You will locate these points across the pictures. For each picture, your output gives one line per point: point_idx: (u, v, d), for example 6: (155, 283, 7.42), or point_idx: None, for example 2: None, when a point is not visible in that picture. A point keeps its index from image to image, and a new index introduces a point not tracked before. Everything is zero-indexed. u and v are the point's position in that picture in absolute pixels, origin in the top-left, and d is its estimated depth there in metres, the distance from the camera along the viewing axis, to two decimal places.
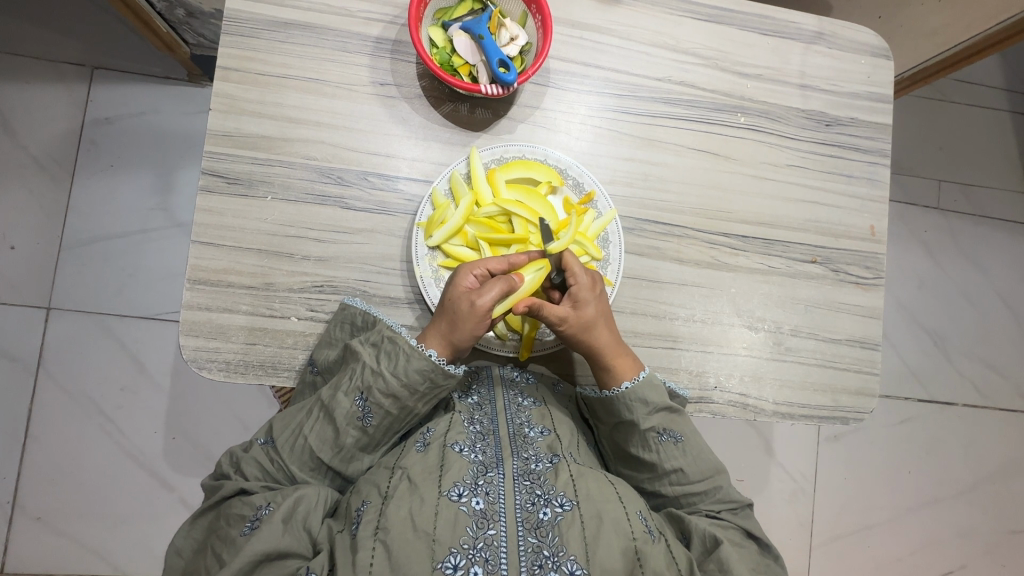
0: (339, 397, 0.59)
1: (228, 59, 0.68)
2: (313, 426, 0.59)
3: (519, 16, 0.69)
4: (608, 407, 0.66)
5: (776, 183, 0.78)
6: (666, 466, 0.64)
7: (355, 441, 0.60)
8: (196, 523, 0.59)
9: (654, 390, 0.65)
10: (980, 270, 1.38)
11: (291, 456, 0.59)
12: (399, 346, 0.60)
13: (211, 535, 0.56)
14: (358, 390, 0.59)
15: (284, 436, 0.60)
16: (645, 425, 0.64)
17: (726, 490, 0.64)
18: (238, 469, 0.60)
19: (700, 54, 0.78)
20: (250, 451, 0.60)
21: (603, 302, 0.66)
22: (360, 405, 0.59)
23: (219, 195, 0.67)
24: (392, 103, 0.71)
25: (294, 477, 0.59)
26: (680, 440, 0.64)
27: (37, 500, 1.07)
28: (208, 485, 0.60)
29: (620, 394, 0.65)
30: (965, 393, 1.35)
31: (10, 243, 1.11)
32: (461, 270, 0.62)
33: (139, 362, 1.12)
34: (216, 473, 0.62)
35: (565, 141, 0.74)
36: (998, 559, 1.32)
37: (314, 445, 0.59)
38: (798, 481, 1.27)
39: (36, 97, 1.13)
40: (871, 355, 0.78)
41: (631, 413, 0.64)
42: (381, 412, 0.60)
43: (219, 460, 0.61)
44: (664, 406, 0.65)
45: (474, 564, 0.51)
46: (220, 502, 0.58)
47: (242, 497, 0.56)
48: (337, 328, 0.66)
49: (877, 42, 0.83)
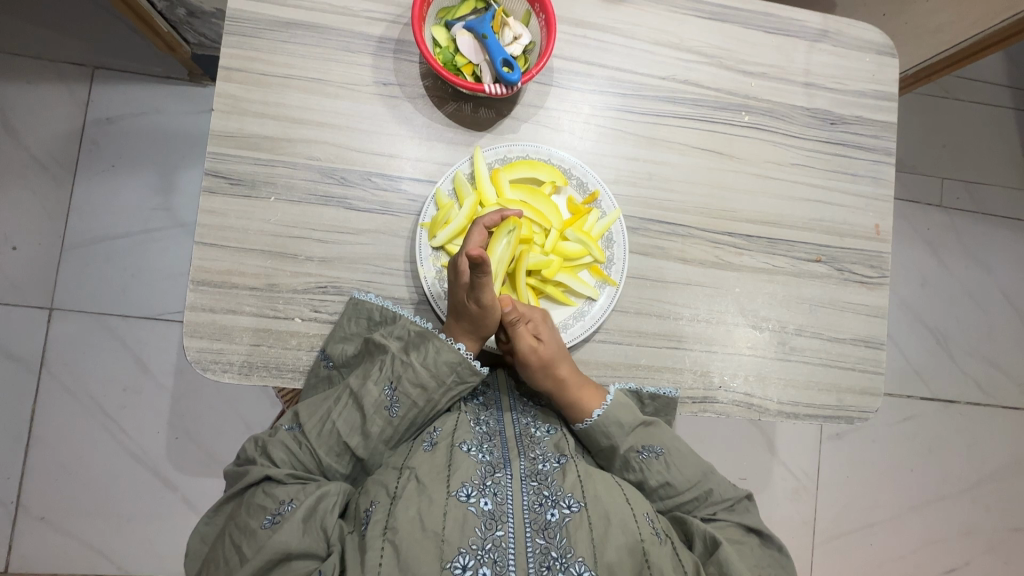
0: (369, 385, 0.59)
1: (230, 59, 0.68)
2: (341, 412, 0.59)
3: (523, 15, 0.69)
4: (587, 437, 0.65)
5: (780, 182, 0.78)
6: (652, 483, 0.63)
7: (380, 431, 0.59)
8: (218, 511, 0.59)
9: (625, 410, 0.65)
10: (983, 268, 1.38)
11: (319, 441, 0.58)
12: (429, 338, 0.61)
13: (231, 521, 0.56)
14: (389, 379, 0.60)
15: (312, 422, 0.59)
16: (623, 448, 0.64)
17: (718, 490, 0.64)
18: (265, 453, 0.59)
19: (703, 52, 0.77)
20: (276, 435, 0.60)
21: (557, 334, 0.66)
22: (389, 394, 0.59)
23: (222, 196, 0.67)
24: (395, 103, 0.71)
25: (321, 462, 0.58)
26: (661, 453, 0.64)
27: (40, 500, 1.07)
28: (232, 472, 0.60)
29: (594, 423, 0.64)
30: (968, 391, 1.35)
31: (12, 244, 1.11)
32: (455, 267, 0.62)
33: (142, 363, 1.12)
34: (239, 460, 0.61)
35: (568, 141, 0.74)
36: (1000, 557, 1.32)
37: (342, 431, 0.59)
38: (800, 479, 1.26)
39: (36, 98, 1.13)
40: (875, 355, 0.78)
41: (607, 439, 0.64)
42: (408, 403, 0.60)
43: (244, 445, 0.61)
44: (638, 422, 0.64)
45: (483, 564, 0.51)
46: (245, 489, 0.57)
47: (267, 487, 0.56)
48: (351, 322, 0.65)
49: (882, 40, 0.83)
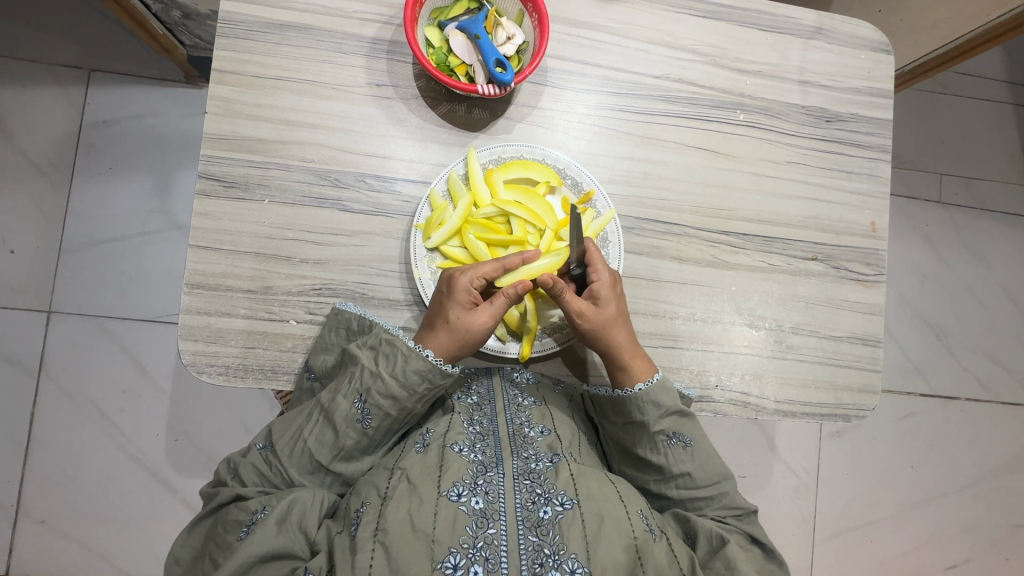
0: (338, 400, 0.59)
1: (222, 62, 0.68)
2: (312, 429, 0.59)
3: (515, 15, 0.69)
4: (619, 407, 0.66)
5: (775, 180, 0.78)
6: (674, 469, 0.64)
7: (355, 443, 0.59)
8: (193, 531, 0.59)
9: (668, 393, 0.65)
10: (982, 264, 1.37)
11: (290, 460, 0.58)
12: (397, 347, 0.60)
13: (209, 542, 0.56)
14: (357, 392, 0.59)
15: (284, 440, 0.59)
16: (656, 427, 0.64)
17: (732, 496, 0.64)
18: (236, 475, 0.60)
19: (698, 51, 0.77)
20: (248, 455, 0.60)
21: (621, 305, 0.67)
22: (359, 407, 0.59)
23: (216, 199, 0.67)
24: (388, 104, 0.71)
25: (292, 480, 0.58)
26: (689, 444, 0.64)
27: (40, 503, 1.07)
28: (207, 493, 0.60)
29: (632, 395, 0.65)
30: (968, 388, 1.34)
31: (10, 247, 1.11)
32: (460, 285, 0.62)
33: (140, 365, 1.12)
34: (214, 481, 0.62)
35: (563, 140, 0.74)
36: (1001, 553, 1.32)
37: (313, 448, 0.59)
38: (800, 477, 1.26)
39: (33, 101, 1.13)
40: (873, 352, 0.78)
41: (642, 414, 0.65)
42: (380, 414, 0.59)
43: (216, 468, 0.61)
44: (676, 409, 0.65)
45: (474, 563, 0.51)
46: (219, 508, 0.58)
47: (238, 503, 0.56)
48: (332, 332, 0.65)
49: (877, 36, 0.82)
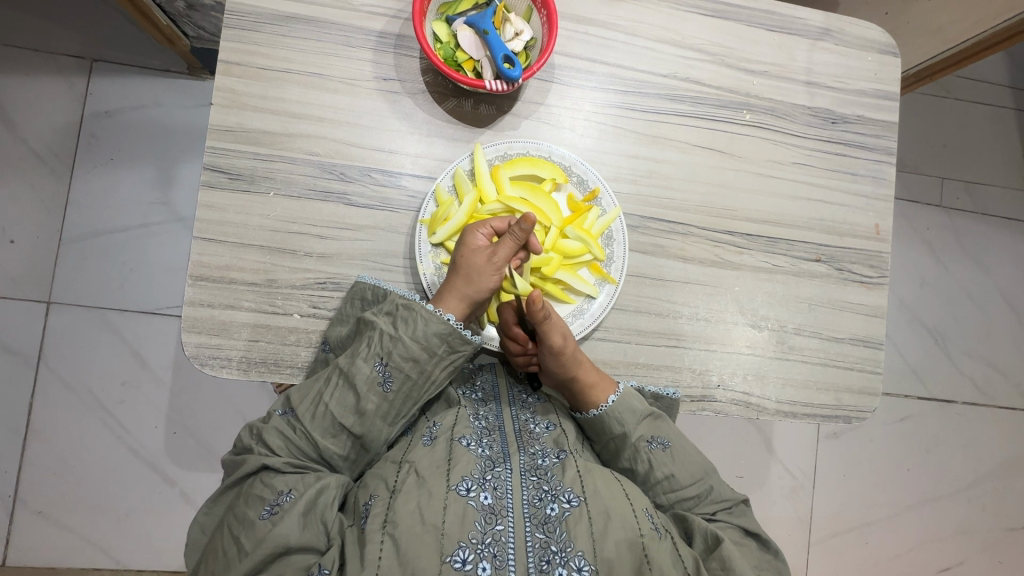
0: (358, 362, 0.59)
1: (228, 53, 0.68)
2: (333, 392, 0.59)
3: (524, 11, 0.69)
4: (598, 425, 0.65)
5: (779, 181, 0.78)
6: (658, 475, 0.64)
7: (376, 407, 0.59)
8: (216, 503, 0.59)
9: (640, 399, 0.65)
10: (982, 268, 1.38)
11: (313, 423, 0.58)
12: (416, 311, 0.60)
13: (228, 513, 0.56)
14: (378, 355, 0.59)
15: (304, 405, 0.59)
16: (634, 435, 0.64)
17: (718, 490, 0.64)
18: (260, 441, 0.59)
19: (705, 50, 0.77)
20: (270, 421, 0.59)
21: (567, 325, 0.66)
22: (381, 370, 0.59)
23: (221, 191, 0.67)
24: (395, 99, 0.70)
25: (318, 444, 0.58)
26: (668, 446, 0.65)
27: (38, 494, 1.07)
28: (230, 461, 0.60)
29: (608, 410, 0.64)
30: (966, 391, 1.35)
31: (10, 237, 1.10)
32: (469, 232, 0.65)
33: (139, 357, 1.11)
34: (236, 449, 0.61)
35: (568, 137, 0.74)
36: (995, 556, 1.33)
37: (336, 412, 0.58)
38: (797, 478, 1.27)
39: (35, 90, 1.12)
40: (874, 354, 0.78)
41: (620, 425, 0.64)
42: (402, 377, 0.60)
43: (239, 434, 0.60)
44: (648, 413, 0.65)
45: (482, 558, 0.51)
46: (243, 481, 0.57)
47: (265, 476, 0.56)
48: (348, 304, 0.66)
49: (885, 39, 0.82)
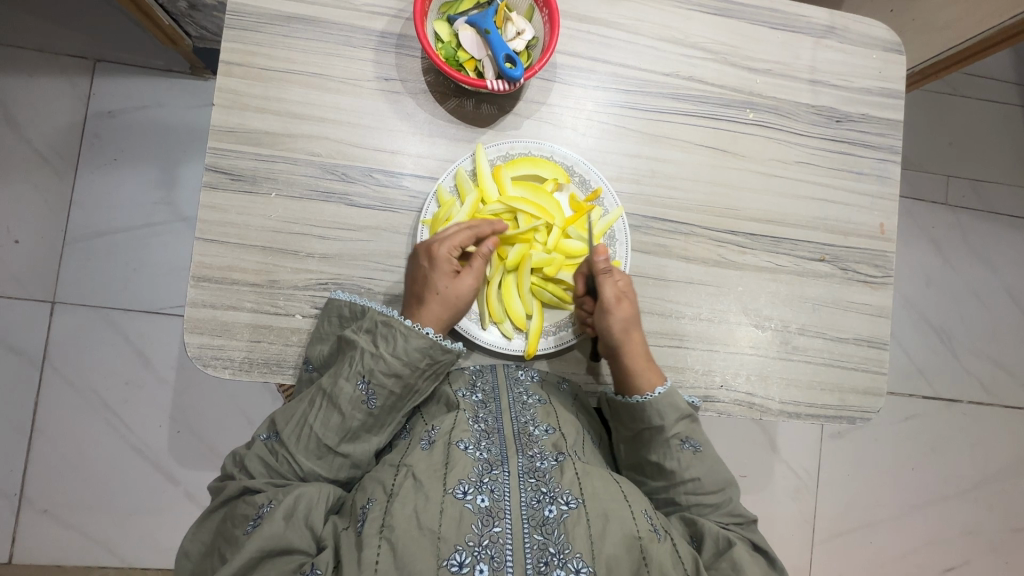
0: (341, 383, 0.59)
1: (230, 54, 0.68)
2: (317, 414, 0.59)
3: (525, 10, 0.68)
4: (636, 413, 0.65)
5: (783, 180, 0.77)
6: (684, 474, 0.64)
7: (361, 423, 0.60)
8: (202, 526, 0.58)
9: (683, 398, 0.65)
10: (987, 267, 1.37)
11: (298, 446, 0.58)
12: (395, 328, 0.61)
13: (218, 538, 0.56)
14: (360, 374, 0.60)
15: (289, 428, 0.59)
16: (671, 431, 0.64)
17: (735, 503, 0.64)
18: (243, 468, 0.59)
19: (708, 48, 0.77)
20: (253, 447, 0.60)
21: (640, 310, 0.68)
22: (363, 388, 0.59)
23: (223, 192, 0.67)
24: (396, 99, 0.70)
25: (302, 466, 0.58)
26: (699, 450, 0.64)
27: (43, 492, 1.07)
28: (215, 488, 0.60)
29: (653, 400, 0.64)
30: (971, 390, 1.34)
31: (14, 237, 1.10)
32: (437, 250, 0.63)
33: (143, 357, 1.12)
34: (222, 476, 0.62)
35: (571, 137, 0.73)
36: (1001, 556, 1.32)
37: (321, 433, 0.59)
38: (801, 477, 1.26)
39: (39, 91, 1.13)
40: (878, 354, 0.78)
41: (660, 418, 0.64)
42: (385, 393, 0.60)
43: (223, 463, 0.61)
44: (687, 413, 0.65)
45: (479, 561, 0.50)
46: (226, 503, 0.58)
47: (246, 497, 0.56)
48: (325, 322, 0.65)
49: (889, 36, 0.82)
